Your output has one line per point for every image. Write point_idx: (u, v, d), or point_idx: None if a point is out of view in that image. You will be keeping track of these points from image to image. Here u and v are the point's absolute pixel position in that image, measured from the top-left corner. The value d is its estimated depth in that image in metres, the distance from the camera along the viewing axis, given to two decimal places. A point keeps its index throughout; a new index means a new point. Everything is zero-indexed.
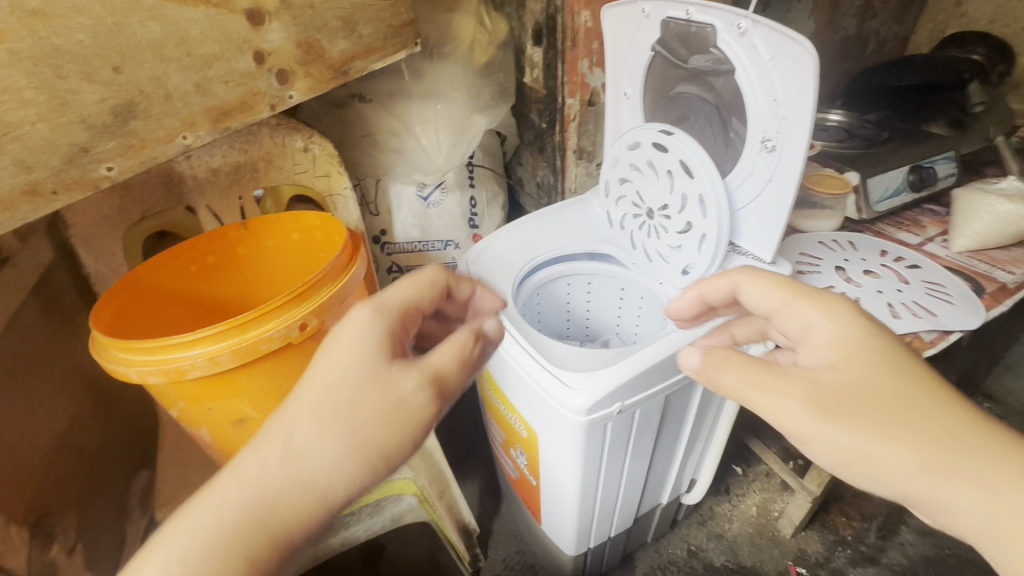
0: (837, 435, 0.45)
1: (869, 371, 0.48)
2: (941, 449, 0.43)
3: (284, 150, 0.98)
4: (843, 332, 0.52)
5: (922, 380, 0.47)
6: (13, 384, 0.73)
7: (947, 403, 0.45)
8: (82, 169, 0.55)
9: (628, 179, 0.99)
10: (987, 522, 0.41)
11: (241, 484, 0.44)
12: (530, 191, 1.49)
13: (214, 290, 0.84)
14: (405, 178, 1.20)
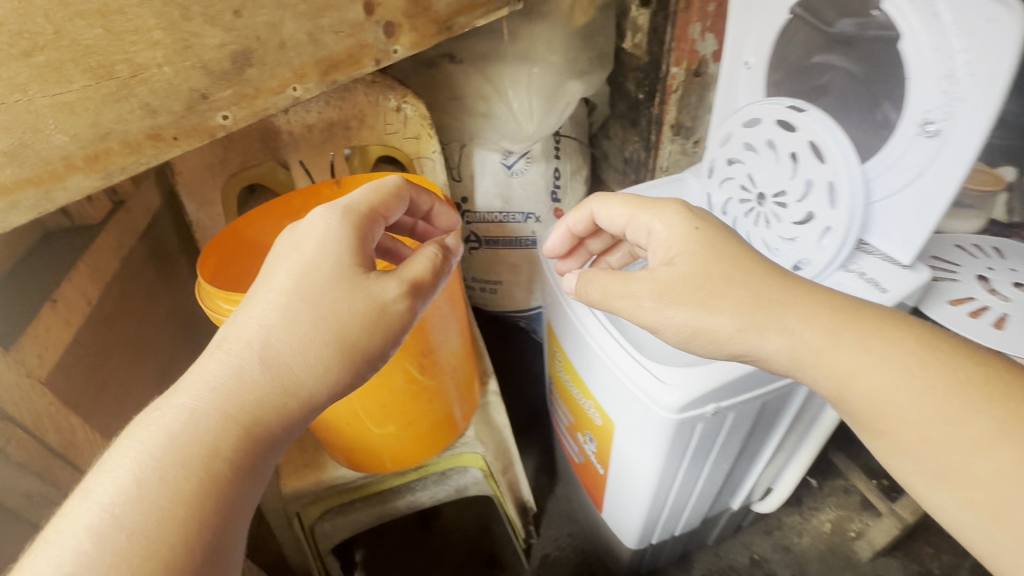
0: (674, 307, 0.61)
1: (693, 267, 0.62)
2: (752, 305, 0.59)
3: (377, 109, 0.96)
4: (679, 231, 0.65)
5: (728, 259, 0.61)
6: (124, 321, 0.76)
7: (760, 274, 0.61)
8: (199, 117, 0.55)
9: (738, 159, 0.90)
10: (805, 358, 0.56)
11: (212, 387, 0.48)
12: (616, 166, 1.40)
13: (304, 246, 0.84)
14: (492, 145, 1.16)
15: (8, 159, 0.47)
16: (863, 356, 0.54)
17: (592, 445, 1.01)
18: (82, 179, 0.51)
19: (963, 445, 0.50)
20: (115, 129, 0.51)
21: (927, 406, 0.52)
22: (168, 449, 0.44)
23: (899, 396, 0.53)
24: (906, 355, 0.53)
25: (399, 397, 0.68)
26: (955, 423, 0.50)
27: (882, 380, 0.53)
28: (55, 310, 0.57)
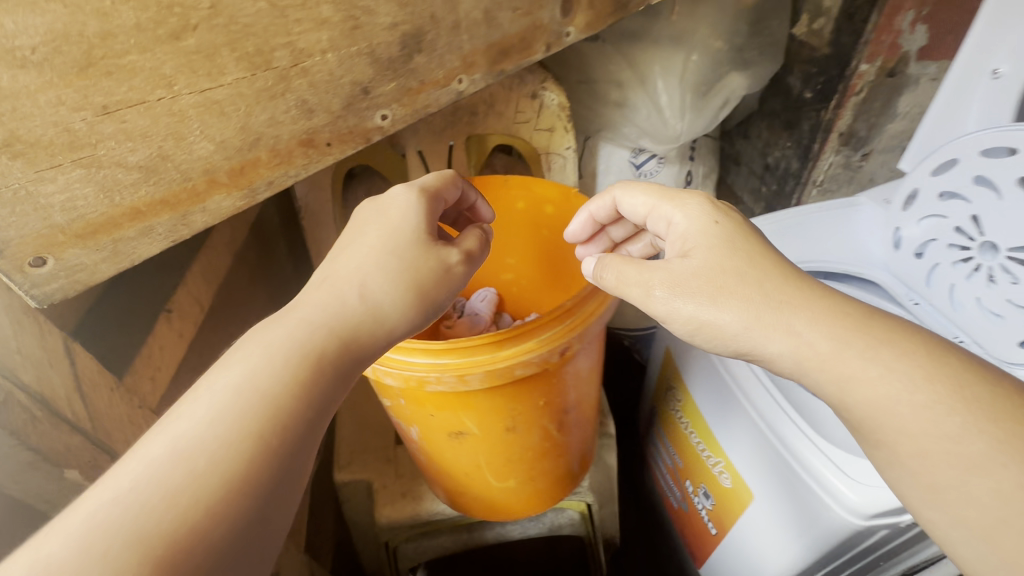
0: (670, 302, 0.43)
1: (713, 254, 0.44)
2: (762, 304, 0.41)
3: (510, 93, 0.84)
4: (700, 222, 0.46)
5: (761, 260, 0.43)
6: (231, 316, 0.70)
7: (779, 276, 0.42)
8: (357, 117, 0.43)
9: (962, 193, 0.60)
10: (815, 360, 0.40)
11: (309, 306, 0.39)
12: (754, 171, 1.17)
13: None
14: (625, 144, 1.00)
15: (142, 175, 0.34)
16: (866, 350, 0.39)
17: (707, 500, 0.81)
18: (222, 198, 0.39)
19: (974, 463, 0.34)
20: (267, 134, 0.38)
21: (931, 413, 0.36)
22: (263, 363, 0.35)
23: (901, 406, 0.37)
24: (904, 351, 0.38)
25: (527, 455, 0.58)
26: (963, 435, 0.35)
27: (876, 376, 0.38)
28: (169, 322, 0.50)
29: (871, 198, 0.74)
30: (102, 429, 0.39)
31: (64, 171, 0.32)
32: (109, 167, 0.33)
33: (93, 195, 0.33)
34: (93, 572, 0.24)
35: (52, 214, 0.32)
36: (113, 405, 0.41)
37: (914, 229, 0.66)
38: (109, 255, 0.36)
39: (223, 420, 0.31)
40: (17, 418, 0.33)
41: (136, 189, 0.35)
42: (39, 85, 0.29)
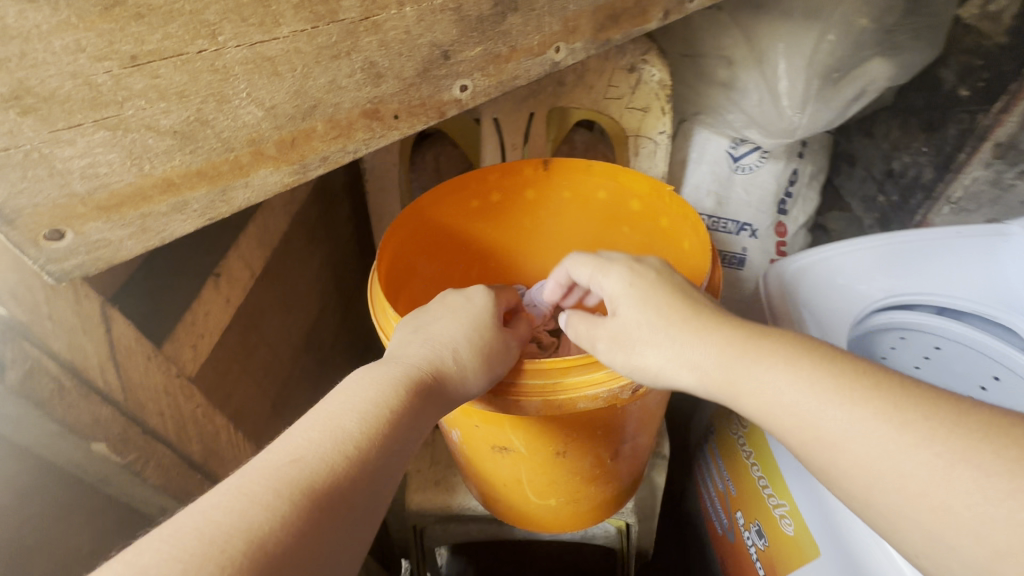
0: (608, 354, 0.41)
1: (637, 311, 0.40)
2: (672, 345, 0.38)
3: (604, 64, 0.75)
4: (633, 275, 0.42)
5: (685, 311, 0.39)
6: (281, 277, 0.67)
7: (709, 320, 0.38)
8: (432, 87, 0.34)
9: None
10: (737, 388, 0.36)
11: (410, 348, 0.39)
12: (873, 176, 0.96)
13: (476, 241, 0.68)
14: (727, 133, 0.88)
15: (176, 142, 0.25)
16: (763, 358, 0.35)
17: (760, 539, 0.68)
18: (268, 173, 0.29)
19: (876, 454, 0.30)
20: (326, 101, 0.29)
21: (823, 406, 0.32)
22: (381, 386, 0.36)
23: (837, 423, 0.31)
24: (792, 354, 0.35)
25: (575, 479, 0.53)
26: (855, 422, 0.31)
27: (774, 384, 0.34)
28: (218, 286, 0.47)
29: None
30: (134, 399, 0.37)
31: (83, 133, 0.23)
32: (138, 130, 0.24)
33: (118, 161, 0.24)
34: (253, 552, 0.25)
35: (70, 181, 0.23)
36: (149, 375, 0.38)
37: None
38: (136, 230, 0.26)
39: (358, 423, 0.33)
40: (44, 389, 0.31)
41: (168, 158, 0.25)
42: (53, 25, 0.21)
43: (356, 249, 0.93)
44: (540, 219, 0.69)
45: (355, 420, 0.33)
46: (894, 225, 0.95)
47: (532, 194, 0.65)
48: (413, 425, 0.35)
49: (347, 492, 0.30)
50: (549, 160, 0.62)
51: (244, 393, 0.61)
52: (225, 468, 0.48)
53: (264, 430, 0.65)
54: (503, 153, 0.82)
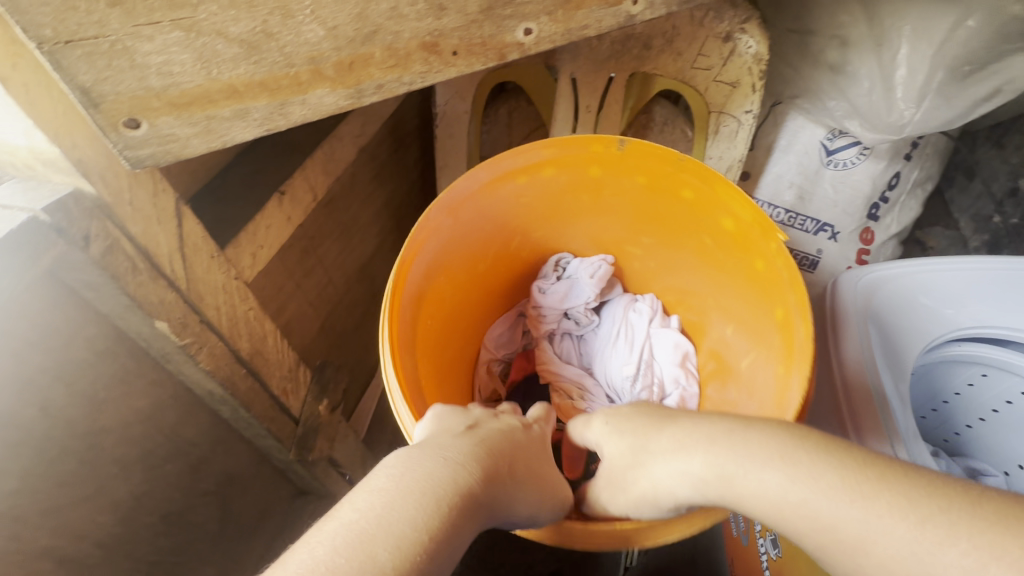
0: (617, 494, 0.44)
1: (629, 436, 0.43)
2: (657, 457, 0.40)
3: (697, 30, 0.71)
4: (615, 415, 0.47)
5: (672, 432, 0.41)
6: (343, 207, 0.71)
7: (697, 432, 0.39)
8: (494, 26, 0.33)
9: None
10: (734, 490, 0.35)
11: (465, 443, 0.35)
12: (992, 193, 0.86)
13: (525, 215, 0.65)
14: (824, 121, 0.81)
15: (242, 51, 0.27)
16: (755, 458, 0.35)
17: (773, 548, 0.64)
18: (324, 93, 0.30)
19: (901, 555, 0.28)
20: (386, 27, 0.30)
21: (833, 504, 0.31)
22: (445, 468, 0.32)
23: (867, 527, 0.29)
24: (782, 448, 0.34)
25: None
26: (871, 519, 0.29)
27: (771, 485, 0.34)
28: (280, 203, 0.50)
29: None
30: (195, 291, 0.42)
31: (160, 31, 0.25)
32: (209, 35, 0.26)
33: (190, 62, 0.26)
34: None
35: (147, 75, 0.25)
36: (209, 273, 0.43)
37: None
38: (202, 130, 0.28)
39: (423, 506, 0.28)
40: (121, 266, 0.35)
41: (234, 65, 0.27)
42: None
43: (419, 192, 0.96)
44: (600, 198, 0.66)
45: (415, 504, 0.28)
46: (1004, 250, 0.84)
47: (597, 171, 0.62)
48: (472, 521, 0.31)
49: None
50: (625, 140, 0.59)
51: (297, 309, 0.66)
52: (269, 368, 0.53)
53: (310, 347, 0.70)
54: (575, 115, 0.80)
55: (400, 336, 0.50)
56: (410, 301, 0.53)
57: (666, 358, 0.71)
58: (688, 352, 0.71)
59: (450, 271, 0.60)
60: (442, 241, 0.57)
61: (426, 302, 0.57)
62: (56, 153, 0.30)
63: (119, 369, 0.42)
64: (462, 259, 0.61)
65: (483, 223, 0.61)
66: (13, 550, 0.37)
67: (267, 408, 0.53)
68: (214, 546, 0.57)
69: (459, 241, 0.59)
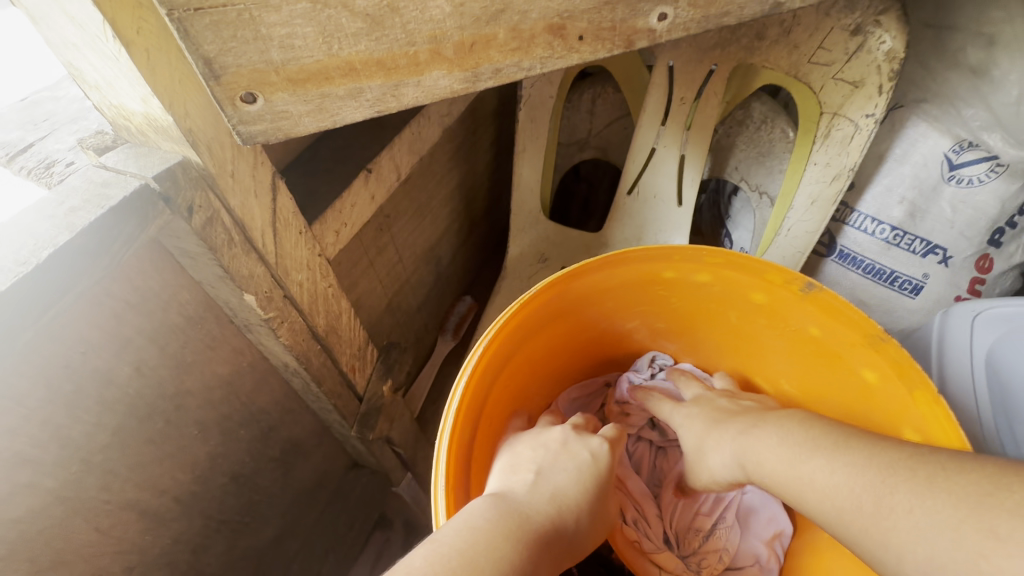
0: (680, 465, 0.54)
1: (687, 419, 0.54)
2: (700, 426, 0.52)
3: (821, 21, 0.64)
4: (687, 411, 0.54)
5: (728, 428, 0.48)
6: (419, 186, 0.70)
7: (739, 422, 0.47)
8: (628, 9, 0.30)
9: None
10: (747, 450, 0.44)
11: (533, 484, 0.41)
12: None
13: (653, 303, 0.59)
14: (954, 133, 0.71)
15: (365, 26, 0.25)
16: (769, 436, 0.42)
17: None
18: (439, 76, 0.28)
19: (844, 494, 0.34)
20: (514, 5, 0.27)
21: (800, 456, 0.38)
22: (541, 501, 0.40)
23: (820, 481, 0.36)
24: (782, 419, 0.43)
25: None
26: (817, 468, 0.37)
27: (770, 447, 0.42)
28: (366, 181, 0.50)
29: None
30: (283, 266, 0.42)
31: (288, 2, 0.23)
32: (335, 7, 0.24)
33: (312, 36, 0.24)
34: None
35: (269, 48, 0.24)
36: (297, 248, 0.43)
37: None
38: (315, 108, 0.27)
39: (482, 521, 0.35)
40: (218, 238, 0.35)
41: (355, 41, 0.25)
42: None
43: (492, 175, 0.93)
44: (748, 319, 0.58)
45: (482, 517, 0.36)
46: None
47: (761, 297, 0.55)
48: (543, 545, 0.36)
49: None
50: (815, 286, 0.51)
51: (368, 285, 0.66)
52: (341, 344, 0.53)
53: (376, 324, 0.70)
54: (667, 106, 0.75)
55: (470, 399, 0.47)
56: (492, 363, 0.50)
57: (751, 528, 0.60)
58: (782, 534, 0.59)
59: (545, 336, 0.56)
60: (552, 306, 0.53)
61: (506, 366, 0.53)
62: (169, 121, 0.30)
63: (205, 335, 0.43)
64: (563, 327, 0.57)
65: (598, 298, 0.56)
66: (104, 500, 0.39)
67: (335, 383, 0.54)
68: (276, 508, 0.59)
69: (544, 327, 0.55)
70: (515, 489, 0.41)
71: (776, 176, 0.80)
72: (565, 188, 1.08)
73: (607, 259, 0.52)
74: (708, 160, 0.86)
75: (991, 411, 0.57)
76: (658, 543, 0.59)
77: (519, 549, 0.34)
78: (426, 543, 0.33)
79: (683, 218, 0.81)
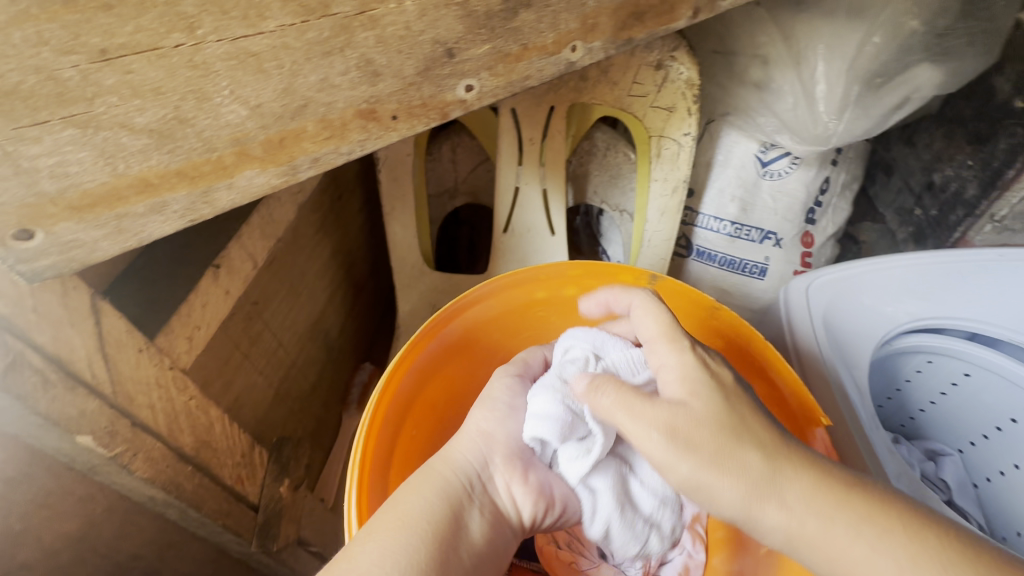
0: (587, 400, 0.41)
1: (705, 410, 0.37)
2: (723, 428, 0.37)
3: (631, 60, 0.72)
4: (683, 380, 0.40)
5: (708, 449, 0.36)
6: (291, 266, 0.68)
7: (752, 442, 0.36)
8: (434, 86, 0.35)
9: None
10: (777, 492, 0.35)
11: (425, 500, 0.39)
12: (910, 187, 0.95)
13: (537, 329, 0.59)
14: (757, 137, 0.84)
15: (152, 141, 0.27)
16: (792, 473, 0.36)
17: None
18: (253, 173, 0.31)
19: None
20: (316, 99, 0.31)
21: (841, 529, 0.34)
22: (465, 451, 0.44)
23: (848, 550, 0.33)
24: (821, 470, 0.36)
25: None
26: (861, 548, 0.33)
27: (799, 499, 0.35)
28: (216, 278, 0.47)
29: None
30: (123, 392, 0.37)
31: (49, 131, 0.25)
32: (110, 129, 0.26)
33: (90, 160, 0.26)
34: None
35: (39, 179, 0.25)
36: (139, 369, 0.38)
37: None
38: (111, 230, 0.28)
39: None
40: (27, 383, 0.31)
41: (144, 157, 0.27)
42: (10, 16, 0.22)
43: (369, 236, 0.92)
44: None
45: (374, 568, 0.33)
46: (929, 240, 0.93)
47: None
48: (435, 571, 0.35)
49: None
50: (657, 277, 0.55)
51: (246, 381, 0.61)
52: (219, 458, 0.48)
53: (265, 420, 0.65)
54: (519, 148, 0.80)
55: (372, 466, 0.45)
56: (384, 441, 0.47)
57: None
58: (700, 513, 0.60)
59: (438, 390, 0.54)
60: (435, 351, 0.52)
61: (403, 439, 0.50)
62: None
63: (37, 492, 0.37)
64: (455, 376, 0.55)
65: (480, 334, 0.55)
66: None
67: (220, 502, 0.48)
68: None
69: (428, 387, 0.52)
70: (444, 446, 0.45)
71: (630, 193, 0.89)
72: (447, 233, 1.10)
73: (465, 299, 0.52)
74: (570, 189, 0.90)
75: (842, 364, 0.61)
76: (592, 561, 0.57)
77: (419, 562, 0.35)
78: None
79: (559, 245, 0.86)
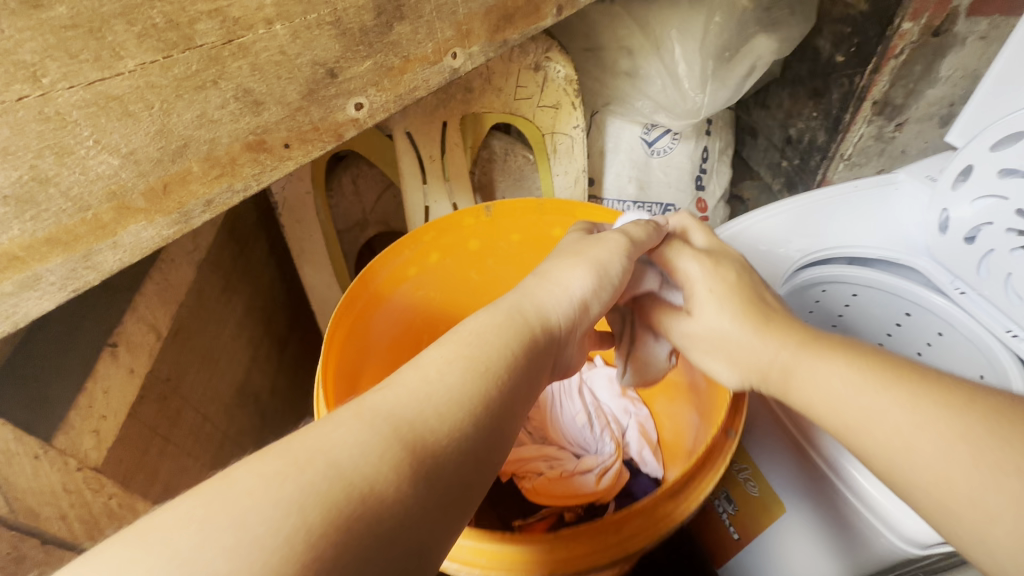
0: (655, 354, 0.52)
1: (723, 306, 0.42)
2: (748, 326, 0.41)
3: (509, 66, 0.75)
4: (707, 294, 0.44)
5: (732, 341, 0.42)
6: (203, 331, 0.63)
7: (772, 321, 0.41)
8: (322, 108, 0.37)
9: (997, 152, 0.60)
10: (787, 377, 0.38)
11: (513, 321, 0.35)
12: (774, 144, 1.07)
13: (424, 304, 0.61)
14: (638, 121, 0.90)
15: (14, 209, 0.28)
16: (815, 355, 0.37)
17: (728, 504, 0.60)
18: (140, 228, 0.33)
19: (890, 440, 0.32)
20: (197, 137, 0.32)
21: (857, 396, 0.34)
22: (554, 302, 0.38)
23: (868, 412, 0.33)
24: (840, 354, 0.37)
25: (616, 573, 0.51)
26: (863, 401, 0.34)
27: (821, 376, 0.36)
28: (116, 357, 0.43)
29: (911, 174, 0.72)
30: None
31: None
32: None
33: None
34: (271, 508, 0.21)
35: None
36: (38, 477, 0.36)
37: (967, 211, 0.63)
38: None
39: (459, 381, 0.30)
40: None
41: (6, 229, 0.28)
42: None
43: (284, 283, 0.87)
44: (486, 268, 0.64)
45: (456, 372, 0.30)
46: (799, 186, 1.05)
47: (474, 244, 0.60)
48: (523, 384, 0.33)
49: (437, 453, 0.26)
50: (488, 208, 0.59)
51: (174, 465, 0.55)
52: None
53: None
54: (422, 167, 0.80)
55: None
56: None
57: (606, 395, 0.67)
58: None
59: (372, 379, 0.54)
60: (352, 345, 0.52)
61: None
62: None
63: None
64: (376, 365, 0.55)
65: (381, 320, 0.56)
66: None
67: None
68: None
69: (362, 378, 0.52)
70: (544, 299, 0.38)
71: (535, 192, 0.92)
72: None
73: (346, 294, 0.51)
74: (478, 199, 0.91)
75: None
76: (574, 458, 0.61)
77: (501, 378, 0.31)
78: (212, 502, 0.22)
79: None
